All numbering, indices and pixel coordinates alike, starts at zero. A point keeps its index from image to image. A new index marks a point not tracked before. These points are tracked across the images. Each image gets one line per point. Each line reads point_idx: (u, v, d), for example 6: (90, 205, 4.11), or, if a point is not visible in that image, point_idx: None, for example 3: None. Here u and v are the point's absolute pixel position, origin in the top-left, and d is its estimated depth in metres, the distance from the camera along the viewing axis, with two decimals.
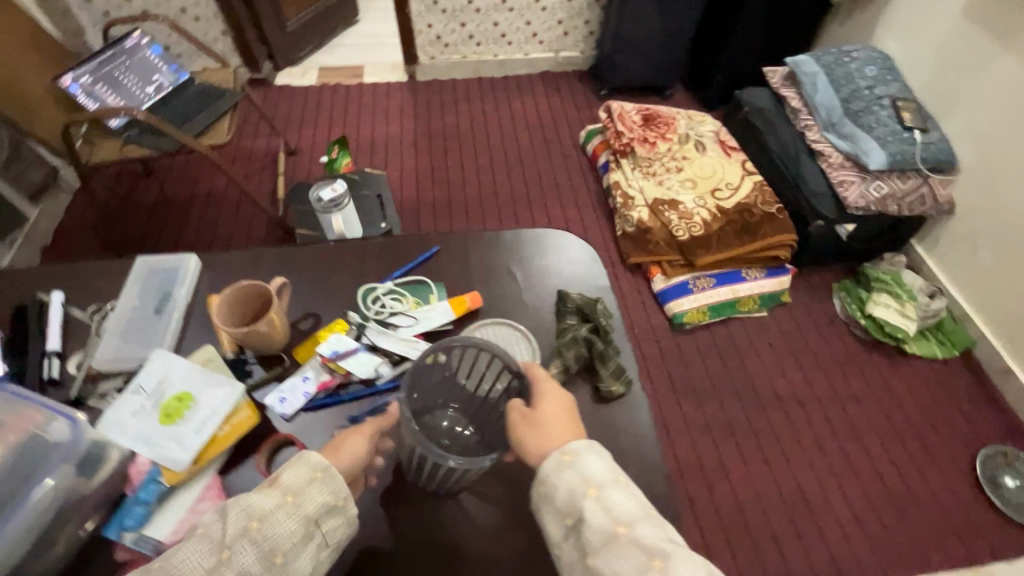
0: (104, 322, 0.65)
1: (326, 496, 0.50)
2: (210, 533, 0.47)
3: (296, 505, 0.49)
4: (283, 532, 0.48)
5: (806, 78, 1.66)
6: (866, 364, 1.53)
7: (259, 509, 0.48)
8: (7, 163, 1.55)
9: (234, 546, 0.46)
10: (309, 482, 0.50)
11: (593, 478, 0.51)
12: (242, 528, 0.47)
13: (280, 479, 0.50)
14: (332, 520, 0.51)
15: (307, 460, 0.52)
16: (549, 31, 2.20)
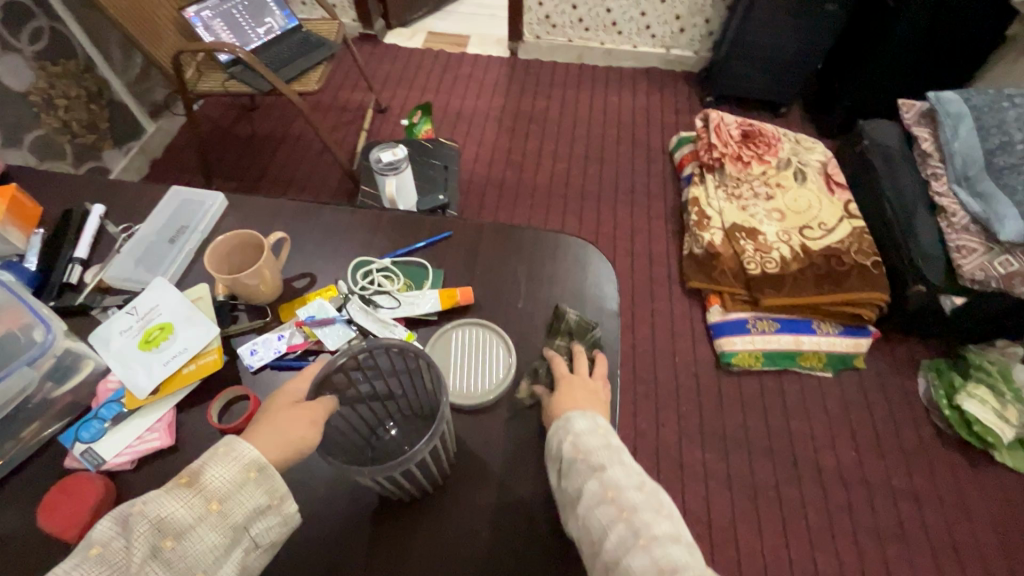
0: (127, 242, 0.70)
1: (256, 498, 0.47)
2: (113, 554, 0.43)
3: (219, 516, 0.45)
4: (204, 544, 0.45)
5: (948, 118, 1.39)
6: (940, 461, 1.31)
7: (176, 523, 0.44)
8: (136, 81, 1.73)
9: (144, 565, 0.42)
10: (237, 485, 0.47)
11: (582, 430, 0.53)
12: (155, 545, 0.43)
13: (201, 482, 0.46)
14: (264, 521, 0.48)
15: (237, 457, 0.48)
16: (665, 25, 2.05)
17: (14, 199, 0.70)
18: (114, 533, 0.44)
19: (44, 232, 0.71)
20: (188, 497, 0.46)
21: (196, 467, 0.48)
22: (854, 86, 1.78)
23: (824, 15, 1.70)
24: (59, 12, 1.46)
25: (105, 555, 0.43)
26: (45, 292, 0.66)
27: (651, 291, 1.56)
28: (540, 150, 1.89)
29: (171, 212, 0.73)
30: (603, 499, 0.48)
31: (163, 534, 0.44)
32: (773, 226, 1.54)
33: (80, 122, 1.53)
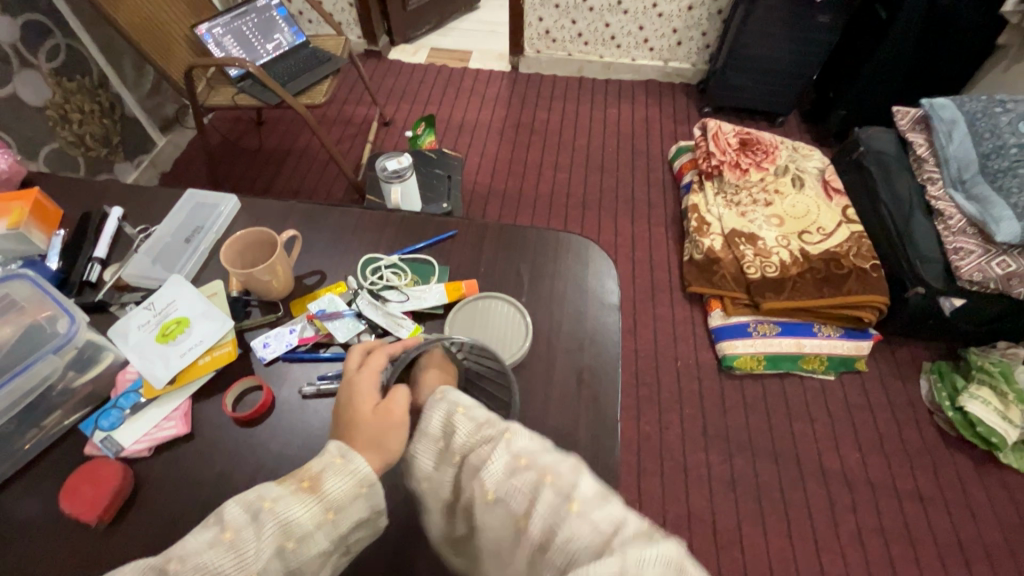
0: (144, 242, 0.73)
1: (360, 513, 0.45)
2: (237, 545, 0.40)
3: (333, 525, 0.43)
4: (315, 551, 0.43)
5: (942, 124, 1.42)
6: (944, 462, 1.31)
7: (299, 525, 0.42)
8: (148, 96, 1.78)
9: (265, 566, 0.40)
10: (351, 499, 0.45)
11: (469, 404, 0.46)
12: (277, 545, 0.41)
13: (321, 488, 0.44)
14: (361, 532, 0.46)
15: (353, 468, 0.45)
16: (662, 39, 2.10)
17: (36, 203, 0.73)
18: (244, 522, 0.41)
19: (64, 233, 0.74)
20: (312, 501, 0.43)
21: (316, 470, 0.45)
22: (849, 94, 1.81)
23: (818, 27, 1.74)
24: (75, 30, 1.50)
25: (234, 544, 0.40)
26: (65, 290, 0.68)
27: (652, 297, 1.58)
28: (541, 160, 1.92)
29: (185, 215, 0.76)
30: (524, 482, 0.39)
31: (283, 536, 0.42)
32: (773, 231, 1.57)
33: (94, 136, 1.57)
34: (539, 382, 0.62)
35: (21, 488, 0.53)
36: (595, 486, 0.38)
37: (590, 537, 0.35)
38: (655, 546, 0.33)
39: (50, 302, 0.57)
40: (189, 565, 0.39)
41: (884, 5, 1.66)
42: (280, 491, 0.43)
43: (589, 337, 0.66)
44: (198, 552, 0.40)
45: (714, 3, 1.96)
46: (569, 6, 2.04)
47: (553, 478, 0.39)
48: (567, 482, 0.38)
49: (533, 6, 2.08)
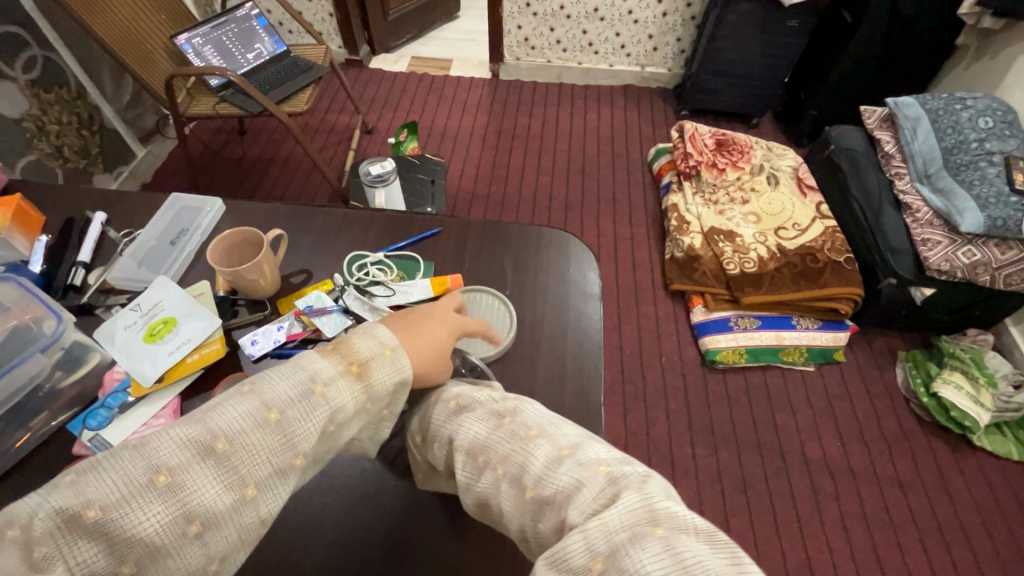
0: (128, 245, 0.74)
1: (385, 406, 0.47)
2: (285, 426, 0.40)
3: (369, 413, 0.45)
4: (346, 435, 0.44)
5: (906, 121, 1.47)
6: (921, 447, 1.35)
7: (343, 413, 0.43)
8: (127, 107, 1.77)
9: (312, 447, 0.41)
10: (387, 393, 0.46)
11: (435, 418, 0.49)
12: (321, 428, 0.42)
13: (368, 378, 0.45)
14: (378, 425, 0.48)
15: (396, 363, 0.46)
16: (639, 45, 2.15)
17: (18, 209, 0.73)
18: (293, 405, 0.40)
19: (47, 239, 0.74)
20: (360, 391, 0.44)
21: (364, 357, 0.45)
22: (819, 95, 1.87)
23: (788, 31, 1.80)
24: (52, 42, 1.50)
25: (283, 426, 0.40)
26: (50, 294, 0.68)
27: (636, 295, 1.61)
28: (524, 164, 1.95)
29: (170, 218, 0.77)
30: (487, 477, 0.43)
31: (328, 421, 0.42)
32: (750, 227, 1.61)
33: (72, 147, 1.56)
34: (525, 371, 0.64)
35: (10, 489, 0.53)
36: (550, 453, 0.41)
37: (550, 513, 0.37)
38: (616, 500, 0.34)
39: (36, 303, 0.58)
40: (243, 443, 0.38)
41: (849, 9, 1.73)
42: (329, 372, 0.43)
43: (573, 326, 0.68)
44: (245, 430, 0.38)
45: (688, 9, 2.01)
46: (547, 13, 2.08)
47: (505, 465, 0.42)
48: (521, 460, 0.41)
49: (511, 15, 2.11)
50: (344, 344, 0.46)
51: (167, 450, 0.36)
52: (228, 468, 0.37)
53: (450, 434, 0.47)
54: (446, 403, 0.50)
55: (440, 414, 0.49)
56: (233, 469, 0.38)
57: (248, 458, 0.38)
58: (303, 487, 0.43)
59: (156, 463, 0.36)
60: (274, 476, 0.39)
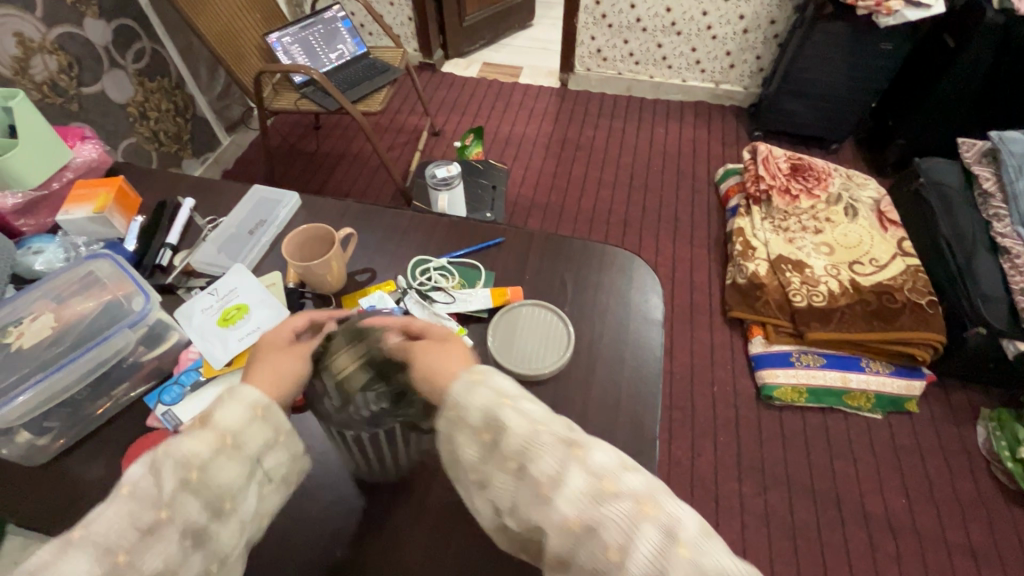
0: (212, 232, 0.78)
1: (265, 434, 0.46)
2: (139, 490, 0.41)
3: (236, 448, 0.44)
4: (228, 475, 0.43)
5: (1012, 157, 1.35)
6: (1000, 516, 1.23)
7: (197, 455, 0.42)
8: (217, 99, 1.89)
9: (175, 497, 0.40)
10: (249, 423, 0.46)
11: (540, 416, 0.42)
12: (181, 478, 0.41)
13: (213, 420, 0.45)
14: (273, 454, 0.47)
15: (242, 396, 0.47)
16: (715, 61, 2.08)
17: (120, 190, 0.79)
18: (140, 474, 0.42)
19: (141, 220, 0.80)
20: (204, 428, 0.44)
21: (206, 407, 0.46)
22: (910, 123, 1.75)
23: (880, 54, 1.69)
24: (159, 35, 1.62)
25: (135, 493, 0.41)
26: (139, 272, 0.73)
27: (691, 319, 1.55)
28: (586, 176, 1.93)
29: (250, 209, 0.81)
30: (621, 511, 0.36)
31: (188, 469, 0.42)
32: (822, 260, 1.52)
33: (167, 133, 1.68)
34: (577, 393, 0.62)
35: (90, 450, 0.58)
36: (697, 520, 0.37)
37: None
38: None
39: (128, 281, 0.62)
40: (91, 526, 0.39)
41: (952, 33, 1.60)
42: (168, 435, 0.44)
43: (631, 350, 0.66)
44: (95, 513, 0.40)
45: (771, 26, 1.94)
46: (622, 25, 2.05)
47: (656, 509, 0.36)
48: (672, 516, 0.36)
49: (586, 26, 2.10)
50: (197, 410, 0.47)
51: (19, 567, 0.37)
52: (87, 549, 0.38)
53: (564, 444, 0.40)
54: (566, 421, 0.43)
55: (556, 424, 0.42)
56: (94, 546, 0.38)
57: (105, 535, 0.38)
58: (224, 548, 0.42)
59: None
60: (147, 538, 0.39)
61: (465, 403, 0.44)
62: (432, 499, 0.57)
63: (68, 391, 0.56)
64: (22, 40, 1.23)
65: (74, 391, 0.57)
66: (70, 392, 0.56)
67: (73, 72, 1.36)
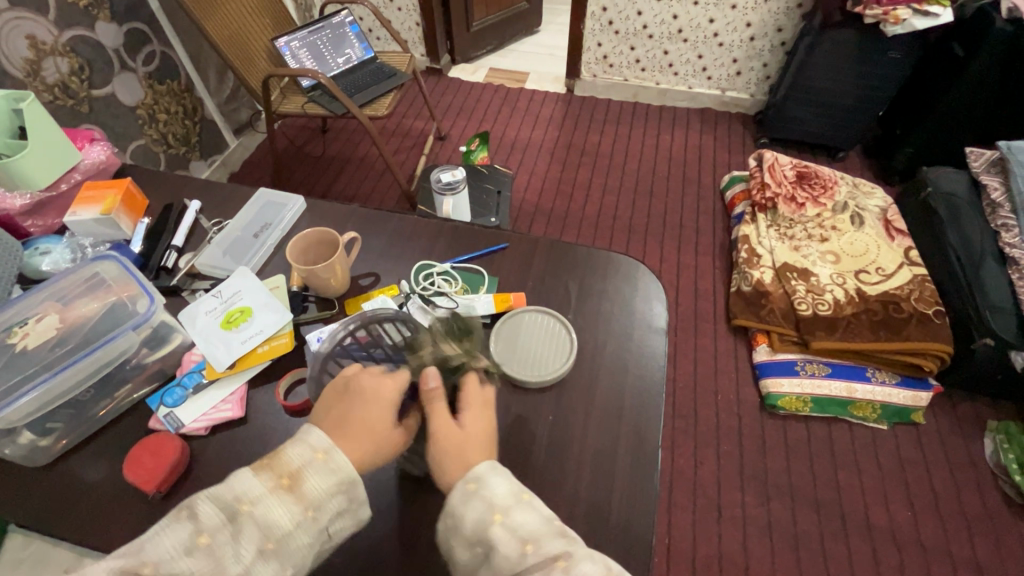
0: (217, 234, 0.79)
1: (340, 506, 0.47)
2: (216, 551, 0.42)
3: (314, 520, 0.45)
4: (296, 547, 0.44)
5: (1021, 167, 1.34)
6: (1007, 531, 1.21)
7: (280, 526, 0.44)
8: (225, 102, 1.91)
9: (250, 566, 0.42)
10: (331, 495, 0.46)
11: (528, 532, 0.44)
12: (258, 545, 0.43)
13: (301, 487, 0.46)
14: (340, 523, 0.48)
15: (330, 463, 0.47)
16: (721, 68, 2.08)
17: (127, 192, 0.80)
18: (220, 525, 0.42)
19: (147, 222, 0.80)
20: (290, 499, 0.45)
21: (296, 468, 0.46)
22: (918, 132, 1.74)
23: (888, 62, 1.68)
24: (169, 38, 1.64)
25: (212, 548, 0.42)
26: (144, 273, 0.73)
27: (694, 326, 1.55)
28: (590, 182, 1.94)
29: (255, 212, 0.81)
30: None
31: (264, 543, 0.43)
32: (827, 268, 1.51)
33: (175, 135, 1.69)
34: (579, 400, 0.62)
35: (93, 451, 0.58)
36: None
37: None
38: None
39: (134, 283, 0.63)
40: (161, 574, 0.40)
41: (960, 42, 1.60)
42: (258, 489, 0.45)
43: (634, 358, 0.66)
44: (174, 557, 0.41)
45: (778, 34, 1.94)
46: (629, 32, 2.06)
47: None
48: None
49: (592, 32, 2.11)
50: (277, 455, 0.48)
51: None
52: None
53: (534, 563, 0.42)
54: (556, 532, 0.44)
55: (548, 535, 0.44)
56: None
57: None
58: None
59: None
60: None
61: (461, 515, 0.45)
62: (433, 506, 0.57)
63: (70, 391, 0.56)
64: (34, 43, 1.24)
65: (76, 392, 0.57)
66: (71, 392, 0.57)
67: (84, 74, 1.38)
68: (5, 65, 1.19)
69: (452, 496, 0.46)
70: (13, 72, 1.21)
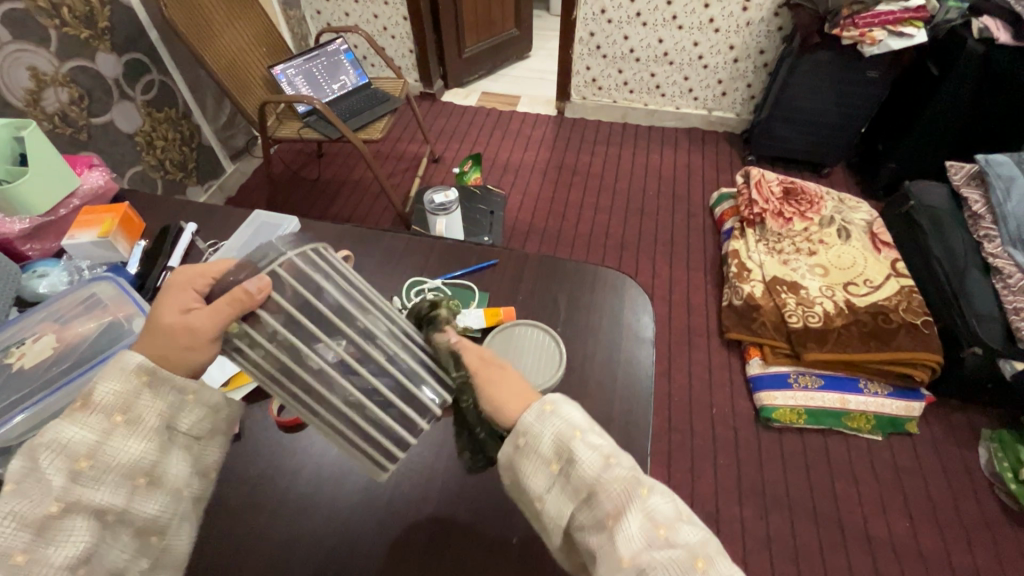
0: (212, 255, 0.81)
1: (164, 398, 0.45)
2: (26, 489, 0.40)
3: (131, 423, 0.43)
4: (135, 450, 0.43)
5: (1000, 180, 1.37)
6: (1007, 540, 1.21)
7: (85, 442, 0.42)
8: (222, 129, 1.95)
9: (67, 487, 0.40)
10: (137, 393, 0.44)
11: (597, 470, 0.40)
12: (72, 467, 0.41)
13: (92, 399, 0.43)
14: (189, 415, 0.47)
15: (121, 365, 0.44)
16: (707, 89, 2.14)
17: (124, 216, 0.81)
18: (21, 471, 0.40)
19: (144, 244, 0.82)
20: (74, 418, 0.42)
21: (86, 387, 0.44)
22: (899, 147, 1.79)
23: (866, 80, 1.74)
24: (168, 68, 1.67)
25: (20, 491, 0.40)
26: (139, 294, 0.75)
27: (687, 340, 1.56)
28: (582, 200, 1.97)
29: (250, 233, 0.83)
30: (676, 563, 0.36)
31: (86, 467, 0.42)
32: (817, 281, 1.53)
33: (172, 161, 1.72)
34: None
35: None
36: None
37: None
38: None
39: (131, 303, 0.64)
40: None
41: (935, 61, 1.65)
42: (52, 423, 0.42)
43: (623, 369, 0.67)
44: None
45: (760, 55, 2.00)
46: (616, 56, 2.12)
47: (708, 566, 0.37)
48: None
49: (581, 56, 2.16)
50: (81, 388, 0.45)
51: None
52: None
53: (614, 484, 0.39)
54: (622, 471, 0.40)
55: (610, 476, 0.40)
56: None
57: None
58: (157, 522, 0.43)
59: None
60: (56, 530, 0.39)
61: (525, 476, 0.42)
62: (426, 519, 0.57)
63: (61, 409, 0.56)
64: (36, 74, 1.27)
65: (69, 410, 0.56)
66: (62, 410, 0.56)
67: (83, 103, 1.41)
68: (7, 95, 1.21)
69: (525, 417, 0.42)
70: (14, 102, 1.23)
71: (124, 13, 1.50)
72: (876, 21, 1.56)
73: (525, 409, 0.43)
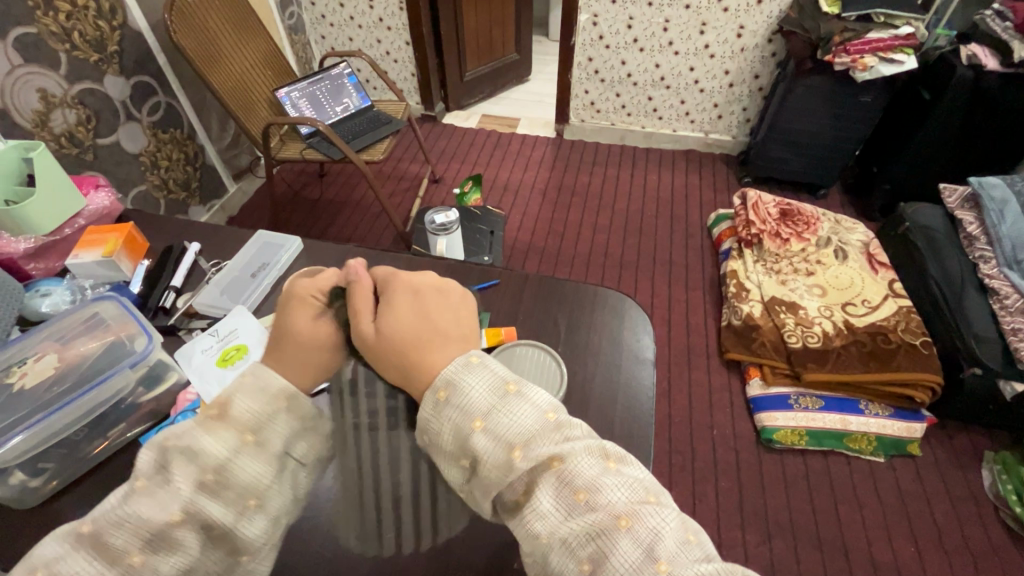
0: (215, 275, 0.81)
1: (289, 425, 0.47)
2: (153, 489, 0.41)
3: (258, 445, 0.45)
4: (253, 472, 0.44)
5: (993, 202, 1.39)
6: (1013, 565, 1.19)
7: (216, 456, 0.43)
8: (226, 149, 1.98)
9: (192, 500, 0.41)
10: (266, 413, 0.46)
11: (517, 436, 0.42)
12: (197, 479, 0.42)
13: (231, 413, 0.45)
14: (303, 443, 0.49)
15: (265, 387, 0.47)
16: (703, 112, 2.18)
17: (129, 236, 0.82)
18: (151, 471, 0.42)
19: (148, 263, 0.82)
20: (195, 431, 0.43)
21: (224, 398, 0.46)
22: (893, 170, 1.82)
23: (859, 105, 1.78)
24: (175, 90, 1.70)
25: (148, 490, 0.41)
26: (142, 313, 0.75)
27: (688, 360, 1.56)
28: (581, 221, 1.99)
29: (253, 252, 0.84)
30: (591, 523, 0.38)
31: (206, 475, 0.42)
32: (815, 301, 1.54)
33: (176, 181, 1.74)
34: None
35: (83, 491, 0.58)
36: (673, 532, 0.38)
37: None
38: None
39: (132, 321, 0.64)
40: (100, 522, 0.40)
41: (926, 86, 1.69)
42: (190, 426, 0.44)
43: (625, 389, 0.67)
44: (114, 508, 0.41)
45: (755, 80, 2.04)
46: (614, 80, 2.16)
47: (631, 522, 0.38)
48: (648, 529, 0.37)
49: (580, 80, 2.21)
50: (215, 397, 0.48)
51: (43, 552, 0.40)
52: (96, 548, 0.39)
53: (521, 462, 0.41)
54: (543, 433, 0.42)
55: (521, 455, 0.41)
56: (108, 545, 0.39)
57: (117, 532, 0.40)
58: (251, 542, 0.44)
59: (28, 566, 0.39)
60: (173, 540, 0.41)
61: (449, 442, 0.44)
62: None
63: (61, 432, 0.57)
64: (44, 95, 1.30)
65: (69, 432, 0.57)
66: (62, 433, 0.57)
67: (90, 124, 1.43)
68: (15, 116, 1.23)
69: (422, 407, 0.45)
70: (22, 122, 1.25)
71: (133, 37, 1.53)
72: (868, 48, 1.60)
73: (427, 396, 0.46)
